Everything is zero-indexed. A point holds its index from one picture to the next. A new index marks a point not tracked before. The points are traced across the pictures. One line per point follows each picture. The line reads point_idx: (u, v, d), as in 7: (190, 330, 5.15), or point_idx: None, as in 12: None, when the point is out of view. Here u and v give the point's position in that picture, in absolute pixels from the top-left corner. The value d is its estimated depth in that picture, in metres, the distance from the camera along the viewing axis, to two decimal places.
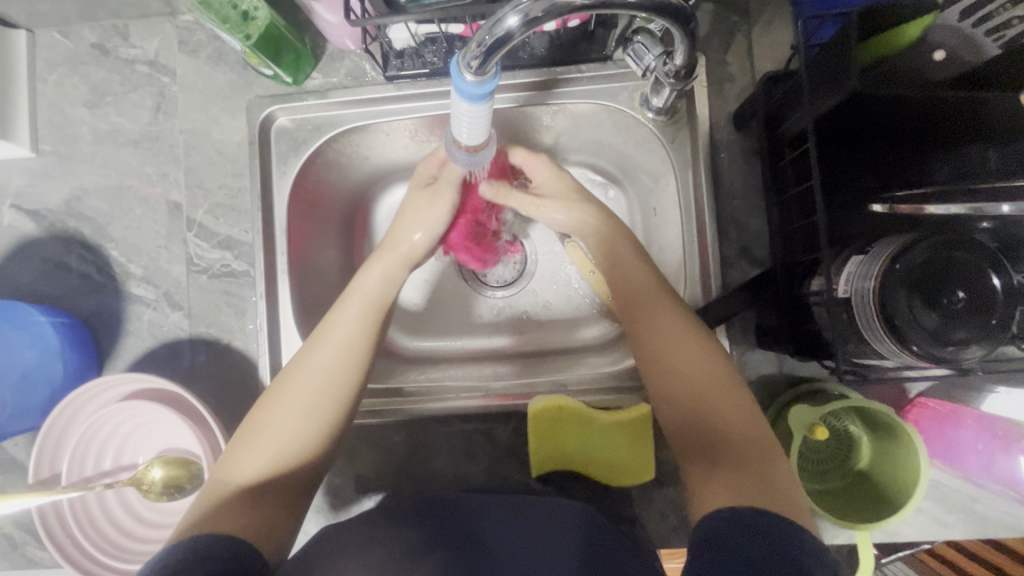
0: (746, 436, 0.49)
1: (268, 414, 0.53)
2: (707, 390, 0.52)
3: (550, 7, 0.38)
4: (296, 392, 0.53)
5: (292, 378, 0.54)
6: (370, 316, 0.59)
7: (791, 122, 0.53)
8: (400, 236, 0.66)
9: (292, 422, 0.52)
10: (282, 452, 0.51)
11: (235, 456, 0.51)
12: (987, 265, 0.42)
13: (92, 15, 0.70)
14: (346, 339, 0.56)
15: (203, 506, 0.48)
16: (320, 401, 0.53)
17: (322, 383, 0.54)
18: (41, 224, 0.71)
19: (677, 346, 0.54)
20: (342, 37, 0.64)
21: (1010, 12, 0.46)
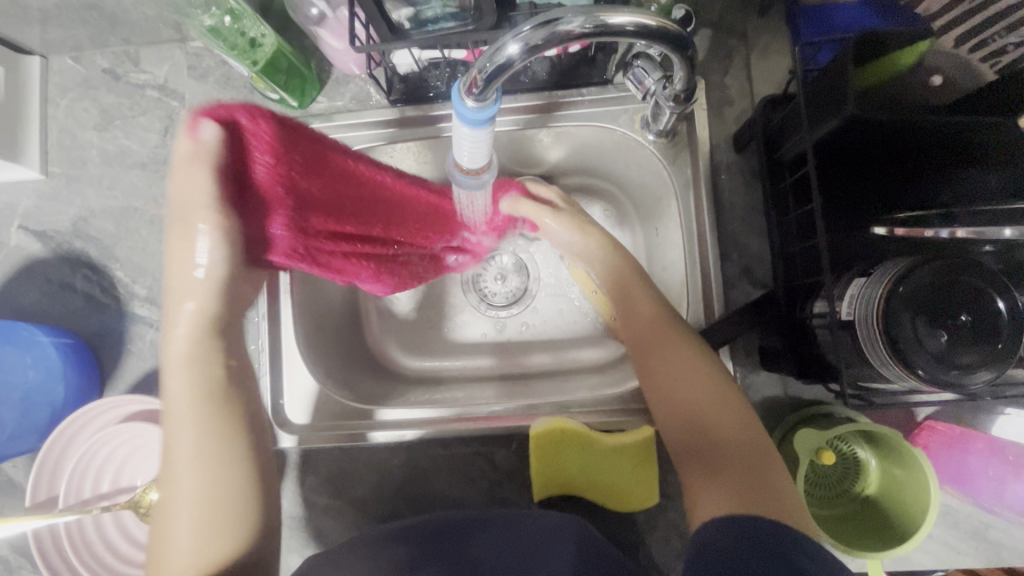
0: (748, 452, 0.49)
1: (161, 542, 0.46)
2: (709, 407, 0.52)
3: (550, 36, 0.39)
4: (170, 513, 0.46)
5: (164, 502, 0.47)
6: (195, 413, 0.48)
7: (790, 146, 0.54)
8: (182, 286, 0.51)
9: (191, 529, 0.45)
10: (189, 573, 0.44)
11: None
12: (991, 287, 0.42)
13: (104, 42, 0.72)
14: (185, 443, 0.47)
15: None
16: (201, 497, 0.46)
17: (190, 489, 0.46)
18: (47, 245, 0.72)
19: (678, 362, 0.55)
20: (347, 62, 0.66)
21: (1007, 38, 0.47)
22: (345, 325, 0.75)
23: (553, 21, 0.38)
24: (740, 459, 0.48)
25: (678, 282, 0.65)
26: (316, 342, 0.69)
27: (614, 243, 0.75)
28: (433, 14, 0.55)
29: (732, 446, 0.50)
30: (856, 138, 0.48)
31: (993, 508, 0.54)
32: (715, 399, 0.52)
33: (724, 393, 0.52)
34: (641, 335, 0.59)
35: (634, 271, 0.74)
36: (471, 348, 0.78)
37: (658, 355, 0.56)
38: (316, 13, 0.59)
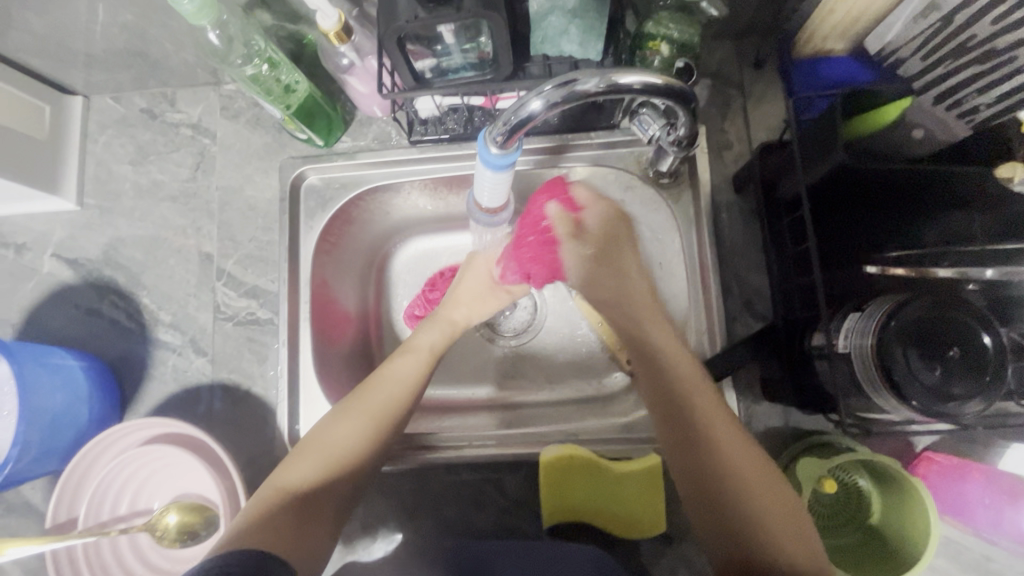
0: (787, 533, 0.48)
1: (337, 429, 0.58)
2: (746, 483, 0.51)
3: (567, 94, 0.43)
4: (367, 410, 0.60)
5: (360, 399, 0.61)
6: (423, 361, 0.65)
7: (786, 188, 0.58)
8: (456, 310, 0.71)
9: (352, 445, 0.57)
10: (336, 465, 0.56)
11: (292, 466, 0.56)
12: (977, 323, 0.44)
13: (143, 84, 0.76)
14: (406, 376, 0.63)
15: (258, 507, 0.52)
16: (381, 431, 0.59)
17: (391, 405, 0.61)
18: (78, 272, 0.75)
19: (715, 434, 0.53)
20: (371, 105, 0.70)
21: (978, 98, 0.51)
22: (359, 353, 0.78)
23: (571, 82, 0.43)
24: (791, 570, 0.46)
25: (682, 315, 0.68)
26: (332, 369, 0.71)
27: None
28: (454, 64, 0.60)
29: (775, 530, 0.49)
30: (847, 183, 0.51)
31: (993, 539, 0.55)
32: (754, 476, 0.51)
33: (760, 472, 0.51)
34: (671, 403, 0.56)
35: None
36: (482, 375, 0.79)
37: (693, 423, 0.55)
38: (346, 62, 0.64)
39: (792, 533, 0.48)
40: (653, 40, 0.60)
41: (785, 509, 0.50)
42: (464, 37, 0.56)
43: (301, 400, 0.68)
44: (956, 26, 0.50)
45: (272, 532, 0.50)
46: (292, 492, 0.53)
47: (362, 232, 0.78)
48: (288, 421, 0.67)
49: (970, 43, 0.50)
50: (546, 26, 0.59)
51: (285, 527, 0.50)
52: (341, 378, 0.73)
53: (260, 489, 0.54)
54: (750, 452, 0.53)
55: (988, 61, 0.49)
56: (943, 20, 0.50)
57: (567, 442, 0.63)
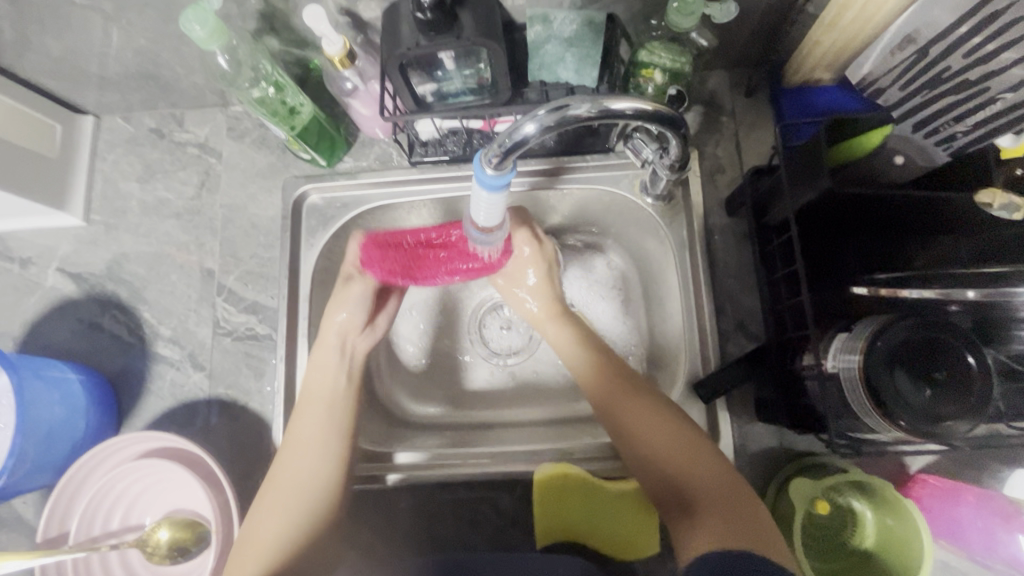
0: (715, 485, 0.53)
1: (260, 518, 0.58)
2: (675, 454, 0.56)
3: (561, 119, 0.45)
4: (285, 485, 0.60)
5: (280, 477, 0.60)
6: (326, 415, 0.64)
7: (776, 212, 0.59)
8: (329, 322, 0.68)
9: (277, 520, 0.58)
10: (275, 548, 0.56)
11: (233, 567, 0.55)
12: (964, 346, 0.45)
13: (153, 105, 0.79)
14: (320, 437, 0.62)
15: None
16: (303, 495, 0.59)
17: (314, 473, 0.60)
18: (81, 286, 0.76)
19: (649, 427, 0.58)
20: (374, 127, 0.72)
21: (954, 128, 0.54)
22: None
23: (563, 107, 0.45)
24: (722, 505, 0.51)
25: (676, 335, 0.69)
26: None
27: (617, 298, 0.79)
28: (454, 89, 0.62)
29: (696, 474, 0.54)
30: (833, 207, 0.53)
31: (987, 562, 0.55)
32: (683, 450, 0.56)
33: (690, 444, 0.56)
34: (614, 412, 0.61)
35: (635, 324, 0.77)
36: (478, 396, 0.79)
37: (629, 423, 0.59)
38: (350, 86, 0.66)
39: (721, 484, 0.53)
40: (647, 69, 0.63)
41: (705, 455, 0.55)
42: (464, 63, 0.59)
43: (298, 416, 0.68)
44: (931, 59, 0.52)
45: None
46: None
47: None
48: (284, 436, 0.67)
49: (944, 75, 0.52)
50: (543, 53, 0.61)
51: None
52: None
53: None
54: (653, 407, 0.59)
55: (964, 90, 0.51)
56: (918, 53, 0.52)
57: (560, 460, 0.63)
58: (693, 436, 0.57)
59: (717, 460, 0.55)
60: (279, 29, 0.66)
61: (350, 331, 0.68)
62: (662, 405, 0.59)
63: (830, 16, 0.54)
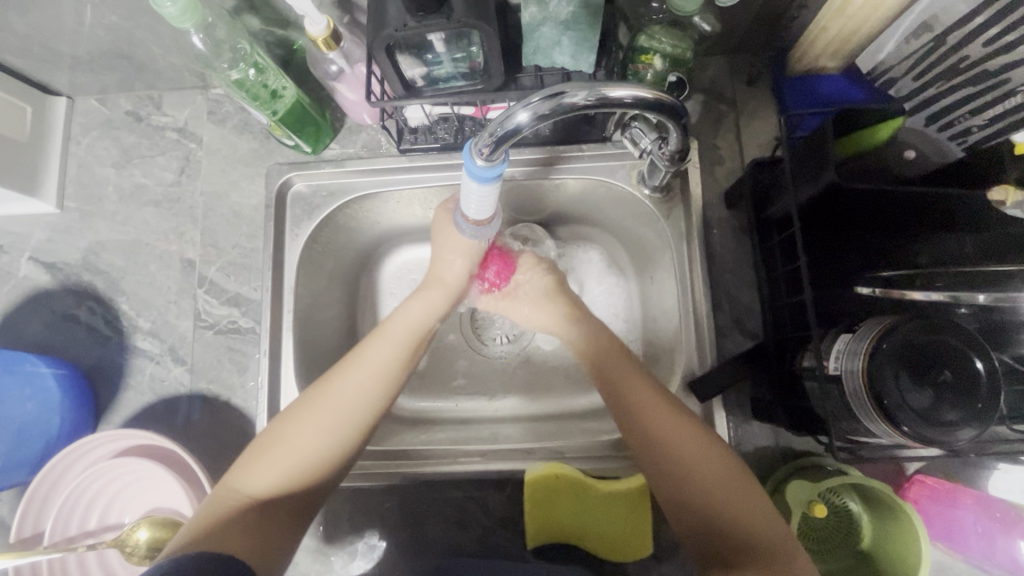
0: (754, 523, 0.49)
1: (300, 427, 0.54)
2: (694, 474, 0.52)
3: (556, 107, 0.42)
4: (332, 405, 0.56)
5: (325, 390, 0.56)
6: (402, 345, 0.61)
7: (778, 206, 0.57)
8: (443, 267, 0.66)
9: (314, 437, 0.54)
10: (299, 466, 0.53)
11: (250, 469, 0.53)
12: (970, 348, 0.43)
13: (129, 86, 0.75)
14: (379, 361, 0.59)
15: (211, 512, 0.50)
16: (348, 418, 0.56)
17: (361, 400, 0.57)
18: (55, 277, 0.73)
19: (675, 453, 0.53)
20: (361, 113, 0.69)
21: (970, 121, 0.53)
22: None
23: (559, 94, 0.42)
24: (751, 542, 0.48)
25: (671, 332, 0.67)
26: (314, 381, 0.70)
27: (614, 294, 0.77)
28: (444, 74, 0.59)
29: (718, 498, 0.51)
30: (838, 200, 0.51)
31: (985, 566, 0.54)
32: (703, 470, 0.52)
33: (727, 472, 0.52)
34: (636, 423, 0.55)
35: (631, 319, 0.75)
36: (471, 389, 0.77)
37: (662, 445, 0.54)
38: (335, 69, 0.63)
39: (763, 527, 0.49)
40: (646, 54, 0.60)
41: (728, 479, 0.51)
42: (455, 46, 0.56)
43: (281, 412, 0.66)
44: (948, 47, 0.50)
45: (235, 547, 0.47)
46: (253, 499, 0.51)
47: (349, 241, 0.76)
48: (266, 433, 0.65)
49: (963, 64, 0.50)
50: (538, 37, 0.58)
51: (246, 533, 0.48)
52: None
53: (216, 489, 0.52)
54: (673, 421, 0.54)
55: (982, 82, 0.50)
56: (935, 41, 0.51)
57: (552, 460, 0.61)
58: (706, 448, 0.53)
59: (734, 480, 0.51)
60: (260, 7, 0.62)
61: (457, 288, 0.67)
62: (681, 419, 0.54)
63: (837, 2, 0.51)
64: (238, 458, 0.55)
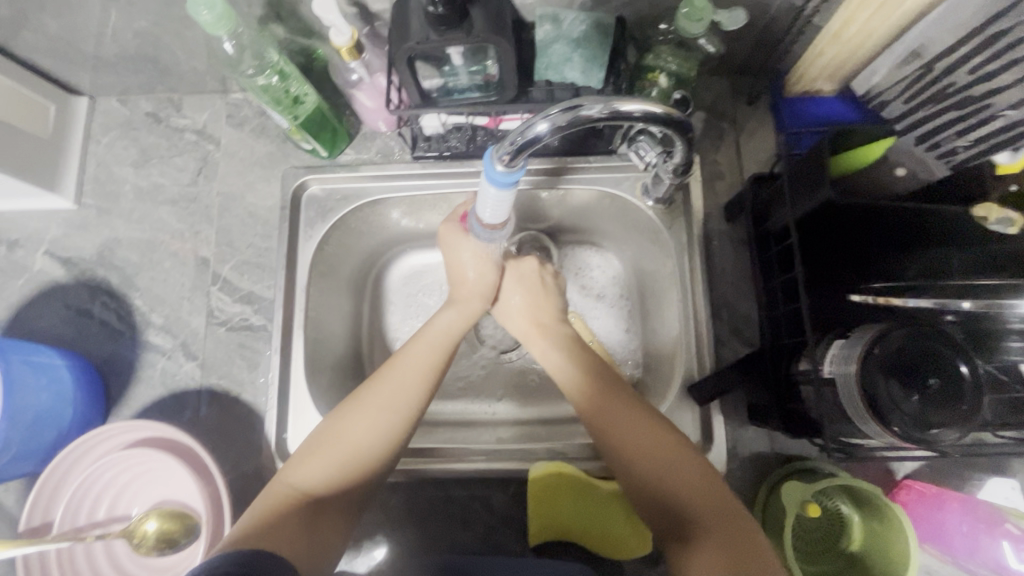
0: (716, 510, 0.50)
1: (349, 426, 0.56)
2: (657, 463, 0.53)
3: (571, 119, 0.45)
4: (381, 406, 0.57)
5: (370, 391, 0.58)
6: (441, 349, 0.63)
7: (776, 219, 0.60)
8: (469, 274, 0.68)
9: (364, 435, 0.56)
10: (349, 463, 0.55)
11: (304, 465, 0.54)
12: (956, 354, 0.46)
13: (151, 88, 0.77)
14: (421, 364, 0.61)
15: (268, 508, 0.51)
16: (394, 419, 0.57)
17: (408, 400, 0.59)
18: (70, 271, 0.74)
19: (639, 443, 0.55)
20: (377, 120, 0.72)
21: (955, 142, 0.56)
22: (349, 364, 0.78)
23: (575, 107, 0.45)
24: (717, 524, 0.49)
25: (671, 338, 0.69)
26: (322, 378, 0.71)
27: (616, 301, 0.79)
28: (460, 85, 0.62)
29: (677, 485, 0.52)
30: (834, 214, 0.53)
31: (971, 567, 0.56)
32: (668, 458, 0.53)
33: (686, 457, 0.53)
34: (605, 419, 0.57)
35: (631, 326, 0.78)
36: (474, 391, 0.79)
37: (626, 444, 0.55)
38: (355, 78, 0.66)
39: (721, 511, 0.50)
40: (652, 72, 0.63)
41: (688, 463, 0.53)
42: (472, 60, 0.59)
43: (291, 408, 0.68)
44: (935, 73, 0.54)
45: (287, 539, 0.48)
46: (306, 492, 0.53)
47: (361, 243, 0.78)
48: (275, 428, 0.66)
49: (950, 90, 0.53)
50: (551, 53, 0.61)
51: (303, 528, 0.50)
52: (332, 389, 0.73)
53: (268, 488, 0.54)
54: (639, 415, 0.57)
55: (968, 105, 0.53)
56: (924, 67, 0.54)
57: (554, 459, 0.63)
58: (668, 438, 0.55)
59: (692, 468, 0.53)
60: (286, 18, 0.65)
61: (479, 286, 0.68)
62: (645, 413, 0.57)
63: (834, 28, 0.55)
64: (289, 459, 0.56)
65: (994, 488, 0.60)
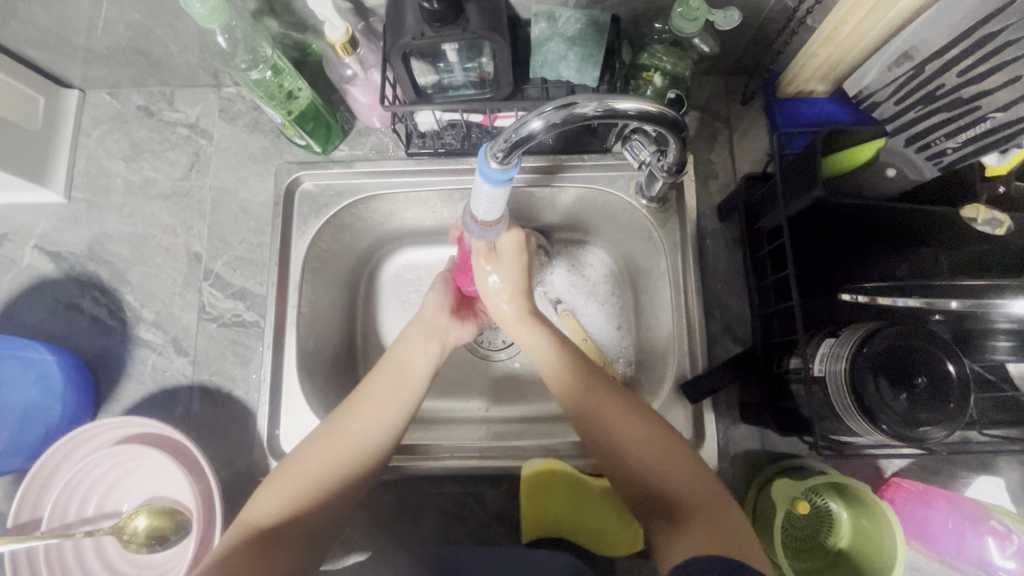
0: (692, 488, 0.53)
1: (310, 464, 0.57)
2: (633, 445, 0.57)
3: (566, 117, 0.45)
4: (340, 446, 0.58)
5: (334, 431, 0.59)
6: (397, 384, 0.64)
7: (768, 219, 0.60)
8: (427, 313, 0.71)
9: (324, 475, 0.57)
10: (304, 502, 0.56)
11: (260, 502, 0.55)
12: (943, 353, 0.47)
13: (143, 82, 0.77)
14: (384, 403, 0.62)
15: (226, 546, 0.52)
16: (354, 459, 0.58)
17: (366, 437, 0.59)
18: (60, 266, 0.74)
19: (616, 426, 0.58)
20: (371, 116, 0.72)
21: (944, 143, 0.57)
22: (342, 360, 0.78)
23: (570, 105, 0.45)
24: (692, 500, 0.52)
25: (664, 335, 0.70)
26: (315, 375, 0.71)
27: (610, 301, 0.80)
28: (456, 82, 0.62)
29: (651, 463, 0.55)
30: (826, 214, 0.54)
31: (956, 562, 0.57)
32: (644, 440, 0.56)
33: (654, 435, 0.56)
34: (582, 407, 0.60)
35: (623, 324, 0.78)
36: (465, 388, 0.79)
37: (604, 431, 0.58)
38: (350, 73, 0.66)
39: (692, 486, 0.53)
40: (647, 72, 0.64)
41: (657, 440, 0.56)
42: (467, 56, 0.58)
43: (283, 404, 0.67)
44: (927, 75, 0.54)
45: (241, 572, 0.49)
46: (262, 527, 0.54)
47: (354, 240, 0.78)
48: (267, 424, 0.66)
49: (939, 92, 0.55)
50: (546, 50, 0.61)
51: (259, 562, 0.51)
52: (324, 386, 0.73)
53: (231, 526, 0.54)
54: (613, 398, 0.59)
55: (956, 108, 0.54)
56: (915, 69, 0.55)
57: (548, 457, 0.63)
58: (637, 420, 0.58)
59: (665, 444, 0.56)
60: (280, 12, 0.65)
61: (441, 325, 0.71)
62: (617, 396, 0.60)
63: (828, 30, 0.55)
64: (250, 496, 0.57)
65: (980, 486, 0.61)
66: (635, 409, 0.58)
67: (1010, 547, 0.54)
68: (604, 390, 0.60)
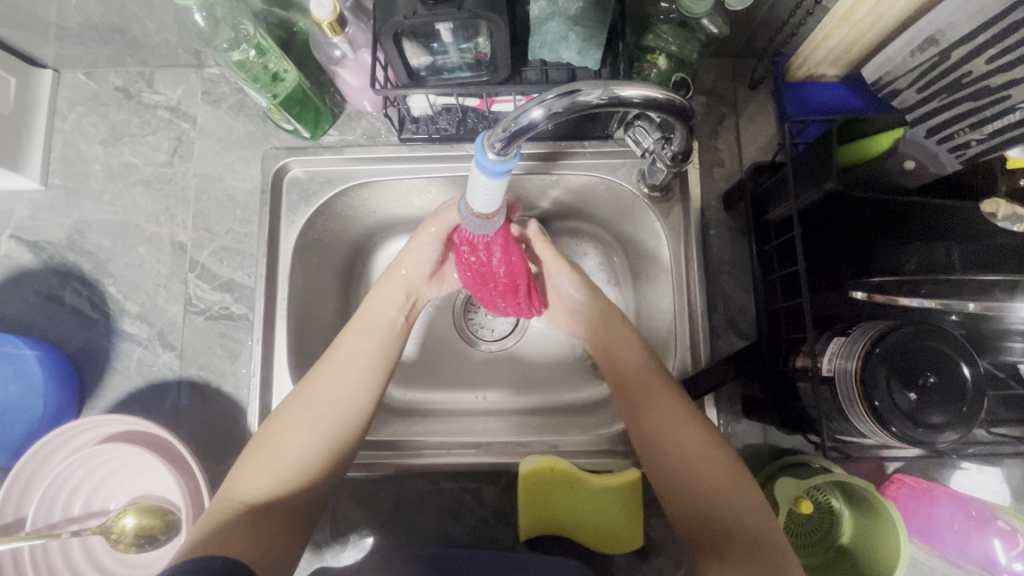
0: (747, 514, 0.51)
1: (289, 426, 0.55)
2: (691, 456, 0.55)
3: (568, 105, 0.42)
4: (318, 403, 0.57)
5: (308, 390, 0.57)
6: (374, 340, 0.62)
7: (777, 211, 0.58)
8: (396, 275, 0.66)
9: (306, 436, 0.55)
10: (290, 468, 0.54)
11: (244, 475, 0.53)
12: (958, 354, 0.45)
13: (120, 61, 0.73)
14: (359, 357, 0.60)
15: (211, 524, 0.50)
16: (334, 412, 0.57)
17: (342, 392, 0.58)
18: (38, 256, 0.71)
19: (674, 435, 0.56)
20: (362, 100, 0.68)
21: (968, 135, 0.54)
22: None
23: (573, 92, 0.42)
24: (743, 533, 0.50)
25: (665, 327, 0.68)
26: (309, 369, 0.69)
27: (605, 290, 0.78)
28: (450, 64, 0.59)
29: (706, 479, 0.53)
30: (840, 207, 0.52)
31: (959, 561, 0.56)
32: (702, 453, 0.55)
33: (713, 452, 0.55)
34: (636, 405, 0.59)
35: None
36: (460, 380, 0.77)
37: (659, 437, 0.57)
38: (339, 54, 0.62)
39: (744, 514, 0.51)
40: (652, 54, 0.61)
41: (716, 460, 0.54)
42: (462, 36, 0.55)
43: (273, 400, 0.65)
44: (953, 62, 0.52)
45: (238, 547, 0.48)
46: (249, 500, 0.51)
47: (345, 229, 0.75)
48: (258, 421, 0.64)
49: (964, 79, 0.52)
50: (546, 30, 0.57)
51: (255, 536, 0.49)
52: None
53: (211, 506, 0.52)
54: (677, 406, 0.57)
55: (983, 97, 0.52)
56: (940, 56, 0.52)
57: (547, 454, 0.62)
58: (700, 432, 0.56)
59: (725, 462, 0.54)
60: None
61: (416, 284, 0.67)
62: (680, 404, 0.57)
63: (843, 11, 0.52)
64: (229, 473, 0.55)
65: (984, 482, 0.60)
66: (701, 425, 0.56)
67: (1016, 548, 0.54)
68: (670, 397, 0.58)
